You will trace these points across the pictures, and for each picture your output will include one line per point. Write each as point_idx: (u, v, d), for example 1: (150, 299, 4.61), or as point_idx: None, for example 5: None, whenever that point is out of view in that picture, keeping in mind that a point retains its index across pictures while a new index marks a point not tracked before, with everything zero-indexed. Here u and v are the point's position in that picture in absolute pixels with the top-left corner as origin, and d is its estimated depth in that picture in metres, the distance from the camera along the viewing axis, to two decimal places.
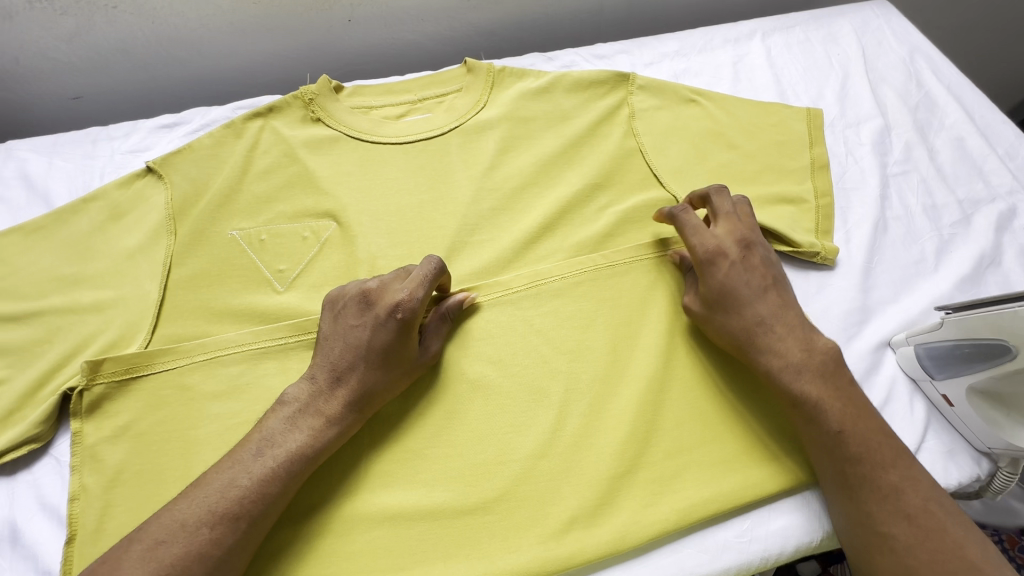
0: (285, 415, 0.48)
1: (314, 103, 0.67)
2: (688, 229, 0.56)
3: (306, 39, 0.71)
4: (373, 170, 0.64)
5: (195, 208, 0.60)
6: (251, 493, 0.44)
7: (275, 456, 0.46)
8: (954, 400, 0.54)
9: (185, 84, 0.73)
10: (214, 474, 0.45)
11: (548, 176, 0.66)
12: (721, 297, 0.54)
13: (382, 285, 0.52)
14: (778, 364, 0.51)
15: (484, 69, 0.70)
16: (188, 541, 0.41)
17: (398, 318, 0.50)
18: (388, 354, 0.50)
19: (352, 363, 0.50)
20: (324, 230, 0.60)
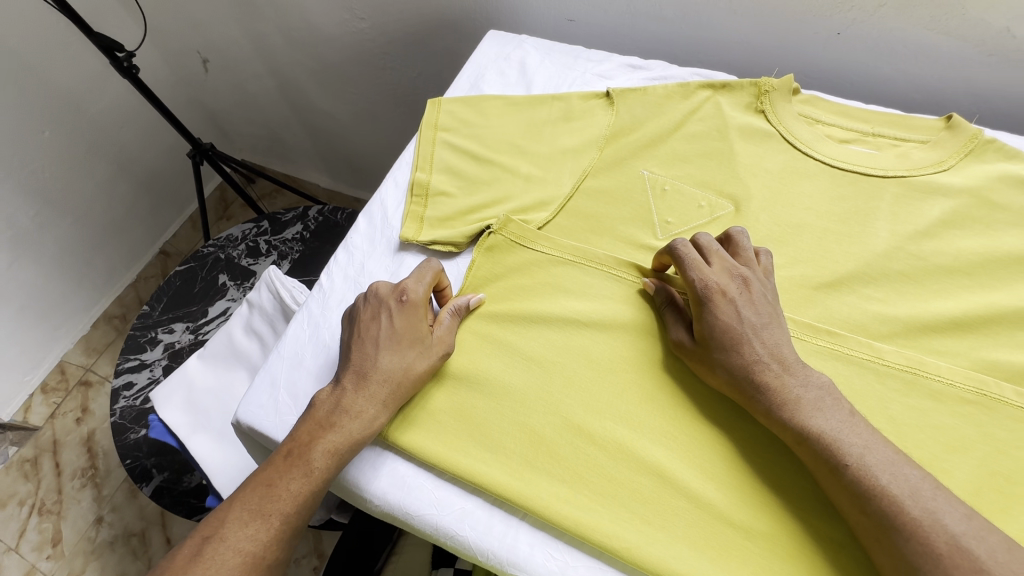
0: (309, 416, 0.53)
1: (767, 96, 0.67)
2: (685, 264, 0.53)
3: (786, 37, 0.73)
4: (792, 180, 0.63)
5: (624, 141, 0.68)
6: (299, 479, 0.51)
7: (317, 447, 0.51)
8: None
9: (652, 38, 0.81)
10: (265, 472, 0.51)
11: (986, 275, 0.56)
12: (717, 336, 0.51)
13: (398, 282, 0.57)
14: (782, 410, 0.47)
15: (970, 132, 0.60)
16: (241, 535, 0.49)
17: (405, 306, 0.55)
18: (404, 339, 0.55)
19: (367, 363, 0.54)
20: (719, 209, 0.63)
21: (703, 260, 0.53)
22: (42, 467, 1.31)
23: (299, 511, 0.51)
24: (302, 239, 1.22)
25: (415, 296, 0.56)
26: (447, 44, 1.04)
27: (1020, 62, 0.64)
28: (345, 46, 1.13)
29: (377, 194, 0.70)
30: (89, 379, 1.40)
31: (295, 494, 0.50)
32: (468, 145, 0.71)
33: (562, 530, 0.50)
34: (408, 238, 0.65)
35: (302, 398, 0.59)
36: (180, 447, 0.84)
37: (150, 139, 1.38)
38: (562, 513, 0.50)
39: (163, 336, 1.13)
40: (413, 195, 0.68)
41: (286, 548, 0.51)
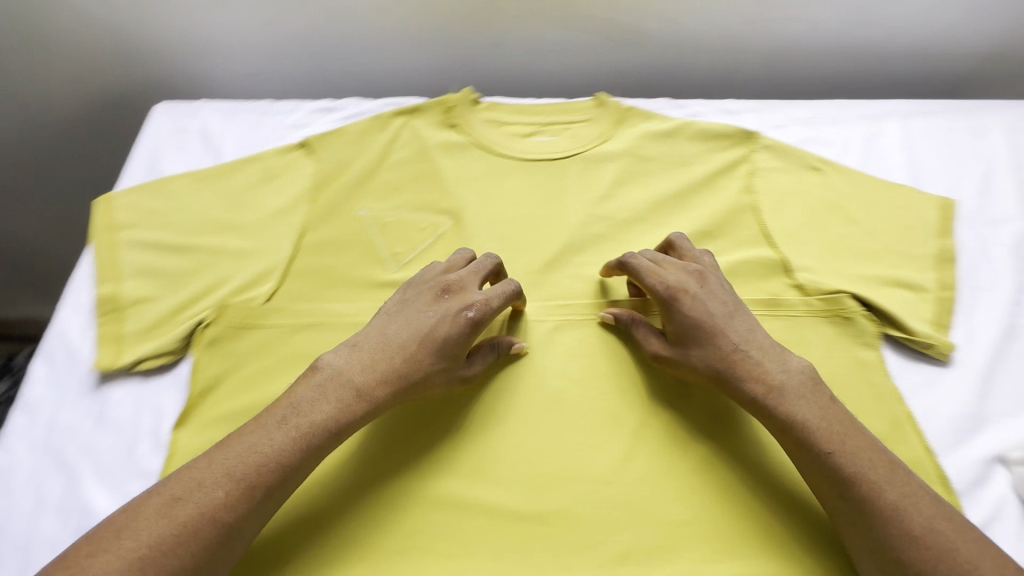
0: (315, 384, 0.49)
1: (454, 111, 0.73)
2: (446, 300, 0.54)
3: (456, 53, 0.80)
4: (495, 181, 0.68)
5: (334, 185, 0.67)
6: (282, 442, 0.46)
7: (323, 394, 0.49)
8: None
9: (341, 77, 0.82)
10: (242, 433, 0.46)
11: (659, 216, 0.67)
12: (691, 331, 0.53)
13: (463, 282, 0.56)
14: (749, 367, 0.51)
15: (614, 106, 0.74)
16: (154, 537, 0.40)
17: (467, 317, 0.53)
18: (443, 350, 0.52)
19: (393, 360, 0.51)
20: (440, 225, 0.65)
21: (656, 268, 0.57)
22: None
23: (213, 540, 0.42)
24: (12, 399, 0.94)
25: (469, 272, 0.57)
26: (131, 126, 0.91)
27: (632, 41, 0.80)
28: None
29: (52, 328, 0.58)
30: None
31: (264, 450, 0.45)
32: (158, 237, 0.62)
33: None
34: (104, 367, 0.54)
35: None
36: None
37: None
38: None
39: None
40: (101, 314, 0.57)
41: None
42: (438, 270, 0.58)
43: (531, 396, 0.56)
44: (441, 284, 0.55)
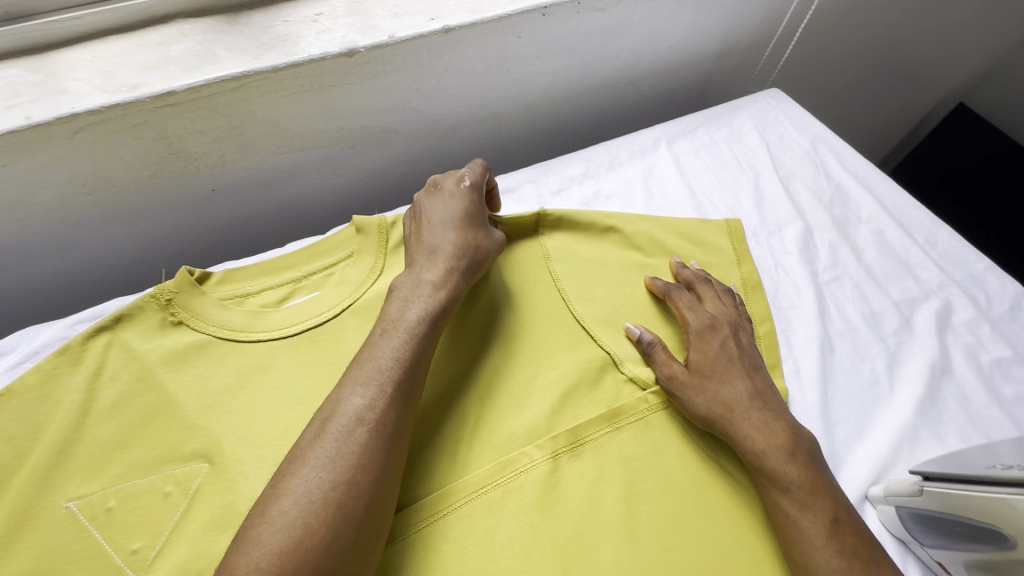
0: (365, 375, 0.45)
1: (175, 302, 0.55)
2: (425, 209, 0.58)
3: (168, 216, 0.64)
4: (254, 381, 0.53)
5: (15, 480, 0.47)
6: (327, 486, 0.39)
7: (338, 452, 0.41)
8: (951, 569, 0.46)
9: (25, 288, 0.64)
10: (297, 467, 0.40)
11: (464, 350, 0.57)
12: (709, 370, 0.54)
13: (441, 182, 0.60)
14: (746, 426, 0.50)
15: (376, 227, 0.62)
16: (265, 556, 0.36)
17: (472, 189, 0.59)
18: (473, 220, 0.57)
19: (442, 240, 0.55)
20: (193, 477, 0.48)
21: (696, 303, 0.59)
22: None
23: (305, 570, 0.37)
24: None
25: (446, 260, 0.54)
26: None
27: (377, 142, 0.70)
28: None
29: None
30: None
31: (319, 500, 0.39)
32: None
33: None
34: None
35: None
36: None
37: None
38: None
39: None
40: None
41: None
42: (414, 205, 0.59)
43: None
44: (431, 189, 0.59)
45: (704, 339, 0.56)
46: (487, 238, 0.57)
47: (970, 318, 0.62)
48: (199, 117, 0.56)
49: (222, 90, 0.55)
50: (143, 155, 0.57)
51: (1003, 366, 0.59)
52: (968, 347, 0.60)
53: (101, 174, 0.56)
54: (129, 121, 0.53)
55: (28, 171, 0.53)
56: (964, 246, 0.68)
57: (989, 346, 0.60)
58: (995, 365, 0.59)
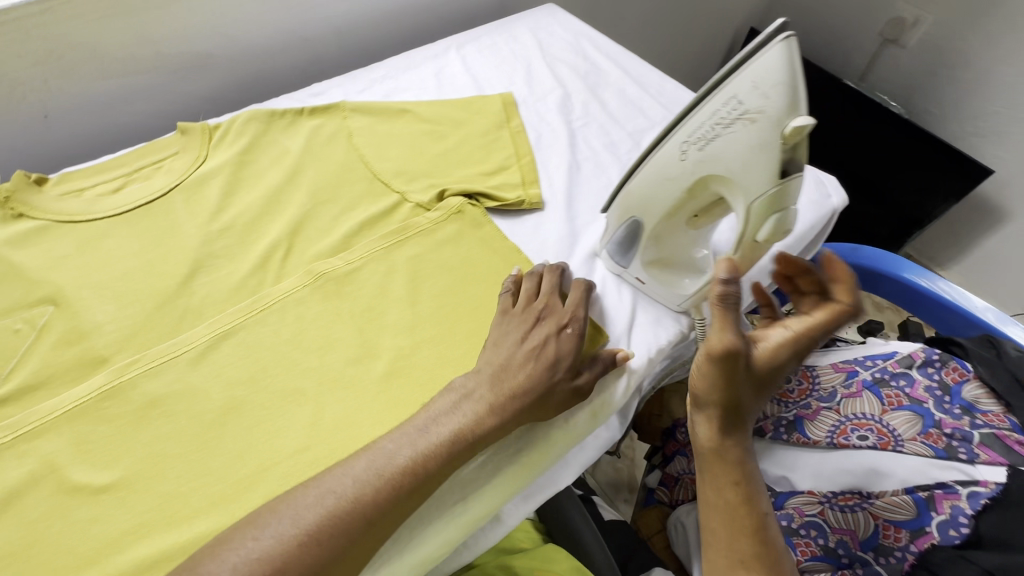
0: (422, 422, 0.51)
1: (14, 200, 0.64)
2: (496, 347, 0.57)
3: (4, 144, 0.72)
4: (93, 247, 0.63)
5: None
6: (311, 526, 0.44)
7: (354, 487, 0.46)
8: (644, 279, 0.63)
9: None
10: (278, 508, 0.45)
11: (279, 204, 0.69)
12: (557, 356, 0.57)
13: (551, 304, 0.60)
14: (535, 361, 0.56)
15: (198, 128, 0.74)
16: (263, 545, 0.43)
17: (569, 332, 0.58)
18: (558, 359, 0.57)
19: (497, 377, 0.54)
20: (40, 317, 0.58)
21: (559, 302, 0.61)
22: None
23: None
24: None
25: (544, 364, 0.56)
26: None
27: (198, 67, 0.82)
28: None
29: None
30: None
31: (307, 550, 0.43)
32: None
33: None
34: None
35: None
36: None
37: None
38: None
39: None
40: None
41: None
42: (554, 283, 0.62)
43: (203, 421, 0.52)
44: (531, 311, 0.59)
45: (791, 270, 0.59)
46: (564, 363, 0.57)
47: None
48: (13, 42, 0.65)
49: (30, 14, 0.65)
50: None
51: None
52: None
53: None
54: None
55: None
56: (683, 92, 0.89)
57: None
58: None
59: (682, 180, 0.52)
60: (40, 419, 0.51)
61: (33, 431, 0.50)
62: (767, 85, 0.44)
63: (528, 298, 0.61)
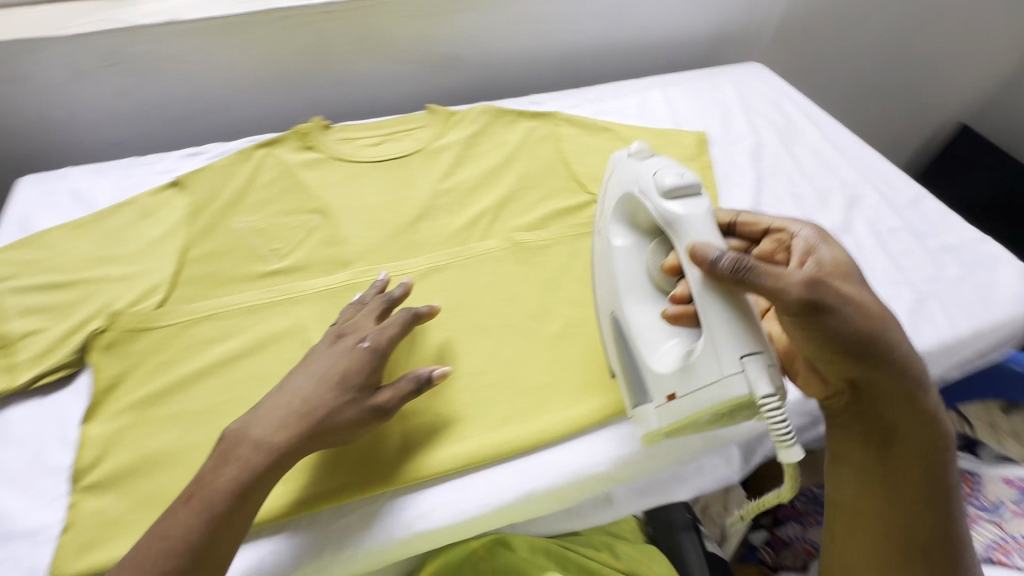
0: (245, 419, 0.52)
1: (310, 135, 0.85)
2: (296, 370, 0.55)
3: (306, 97, 0.95)
4: (353, 181, 0.81)
5: (209, 209, 0.75)
6: (193, 524, 0.46)
7: (236, 474, 0.48)
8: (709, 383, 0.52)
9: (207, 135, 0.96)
10: (204, 478, 0.49)
11: (492, 181, 0.83)
12: (341, 375, 0.54)
13: (356, 323, 0.59)
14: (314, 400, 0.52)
15: (442, 110, 0.90)
16: (180, 523, 0.46)
17: (364, 347, 0.56)
18: (343, 380, 0.54)
19: (273, 420, 0.51)
20: (312, 221, 0.75)
21: (373, 322, 0.59)
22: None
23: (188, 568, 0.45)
24: None
25: (320, 393, 0.53)
26: None
27: (450, 65, 1.00)
28: None
29: None
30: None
31: (221, 493, 0.48)
32: (42, 280, 0.67)
33: (274, 521, 0.54)
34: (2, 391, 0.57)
35: None
36: None
37: None
38: (272, 507, 0.54)
39: None
40: None
41: None
42: (357, 307, 0.61)
43: (411, 328, 0.65)
44: (331, 333, 0.58)
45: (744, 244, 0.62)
46: (349, 404, 0.53)
47: (874, 203, 0.83)
48: (342, 24, 0.88)
49: (359, 6, 0.86)
50: (303, 47, 0.88)
51: (894, 233, 0.79)
52: (869, 219, 0.80)
53: (277, 59, 0.88)
54: (303, 20, 0.85)
55: (239, 47, 0.85)
56: (883, 164, 0.89)
57: (886, 220, 0.81)
58: (888, 232, 0.79)
59: (625, 236, 0.61)
60: (303, 292, 0.67)
61: (296, 299, 0.67)
62: (641, 156, 0.62)
63: (342, 319, 0.60)
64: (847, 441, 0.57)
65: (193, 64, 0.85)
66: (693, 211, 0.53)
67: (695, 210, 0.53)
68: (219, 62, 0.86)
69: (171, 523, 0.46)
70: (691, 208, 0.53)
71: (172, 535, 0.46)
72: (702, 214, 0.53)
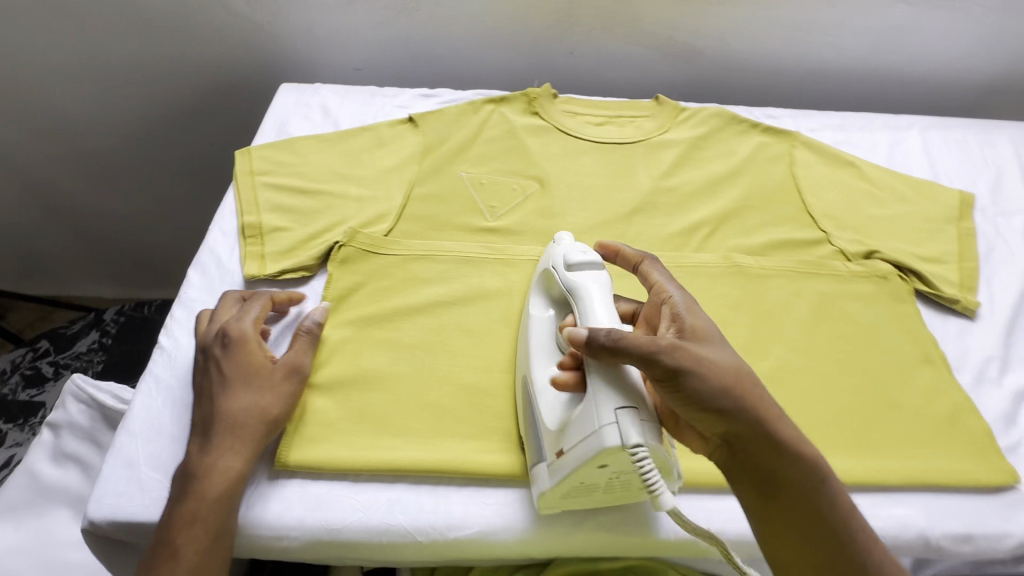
0: (202, 441, 0.48)
1: (537, 102, 0.83)
2: (201, 407, 0.50)
3: (534, 61, 0.94)
4: (573, 157, 0.79)
5: (437, 152, 0.77)
6: (207, 526, 0.45)
7: (211, 498, 0.45)
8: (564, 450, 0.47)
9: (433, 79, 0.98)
10: (196, 487, 0.45)
11: (714, 191, 0.77)
12: (235, 383, 0.50)
13: (237, 320, 0.54)
14: (223, 442, 0.47)
15: (671, 104, 0.85)
16: (192, 542, 0.44)
17: (231, 336, 0.52)
18: (254, 381, 0.51)
19: (224, 415, 0.48)
20: (529, 188, 0.75)
21: (254, 312, 0.55)
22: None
23: (213, 527, 0.45)
24: (102, 347, 1.02)
25: (255, 408, 0.49)
26: (242, 111, 1.05)
27: (686, 57, 0.94)
28: (116, 130, 1.08)
29: (205, 245, 0.67)
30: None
31: (234, 472, 0.47)
32: (288, 181, 0.72)
33: (466, 476, 0.52)
34: (253, 274, 0.63)
35: (171, 466, 0.51)
36: None
37: None
38: (467, 461, 0.52)
39: None
40: (246, 237, 0.66)
41: None
42: (235, 306, 0.57)
43: None
44: (213, 331, 0.54)
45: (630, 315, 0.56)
46: (280, 397, 0.51)
47: None
48: None
49: None
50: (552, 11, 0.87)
51: None
52: None
53: (524, 18, 0.88)
54: None
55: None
56: None
57: None
58: None
59: (541, 304, 0.58)
60: (516, 256, 0.68)
61: (508, 261, 0.67)
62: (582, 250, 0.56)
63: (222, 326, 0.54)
64: (771, 530, 0.47)
65: (448, 7, 0.87)
66: (591, 281, 0.53)
67: (592, 284, 0.53)
68: (472, 11, 0.87)
69: (187, 540, 0.44)
70: (587, 281, 0.53)
71: (191, 559, 0.43)
72: (600, 288, 0.53)
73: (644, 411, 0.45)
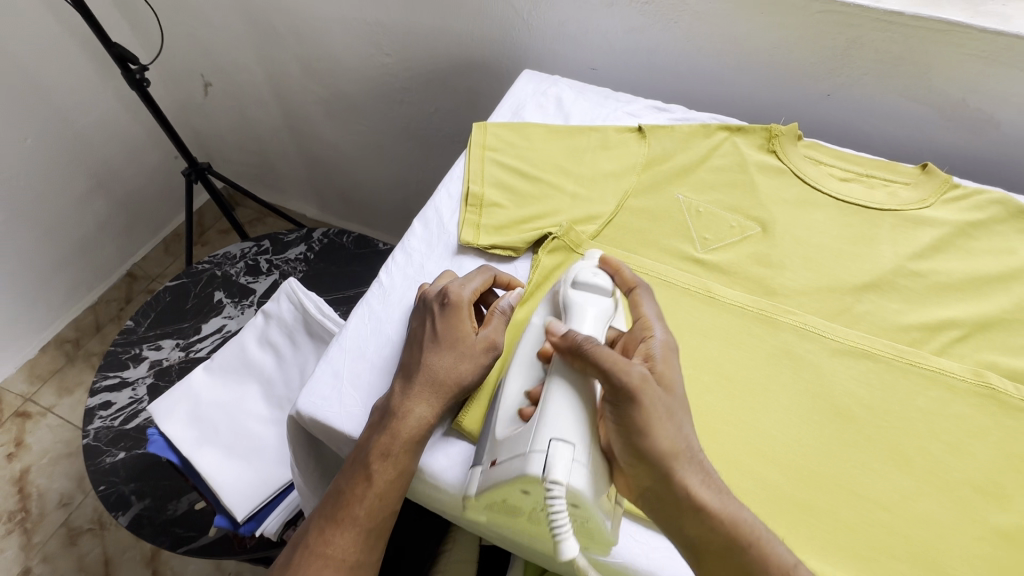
0: (405, 384, 0.52)
1: (777, 139, 0.75)
2: (408, 352, 0.54)
3: (783, 94, 0.87)
4: (804, 207, 0.71)
5: (659, 168, 0.75)
6: (396, 462, 0.49)
7: (402, 442, 0.49)
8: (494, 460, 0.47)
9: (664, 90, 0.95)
10: (391, 423, 0.49)
11: (975, 290, 0.65)
12: (444, 343, 0.53)
13: (454, 284, 0.57)
14: (420, 391, 0.51)
15: (943, 176, 0.71)
16: (384, 472, 0.48)
17: (450, 298, 0.55)
18: (459, 344, 0.53)
19: (427, 367, 0.52)
20: (748, 229, 0.70)
21: (470, 280, 0.58)
22: (23, 495, 1.33)
23: (400, 464, 0.49)
24: (305, 259, 1.18)
25: (456, 372, 0.52)
26: (471, 84, 1.13)
27: (975, 126, 0.79)
28: (364, 77, 1.22)
29: (431, 202, 0.73)
30: (27, 410, 1.44)
31: (427, 421, 0.50)
32: (512, 162, 0.75)
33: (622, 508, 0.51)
34: (468, 240, 0.67)
35: (365, 388, 0.57)
36: (179, 463, 0.80)
37: (117, 142, 1.45)
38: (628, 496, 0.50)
39: (149, 353, 1.07)
40: (467, 205, 0.71)
41: (385, 530, 0.50)
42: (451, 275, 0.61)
43: (816, 405, 0.56)
44: (434, 287, 0.58)
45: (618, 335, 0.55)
46: (475, 367, 0.53)
47: None
48: (891, 39, 0.75)
49: (925, 27, 0.73)
50: (826, 45, 0.79)
51: None
52: None
53: (791, 48, 0.81)
54: (851, 20, 0.75)
55: (764, 24, 0.80)
56: None
57: None
58: None
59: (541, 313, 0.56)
60: (722, 296, 0.63)
61: (712, 300, 0.63)
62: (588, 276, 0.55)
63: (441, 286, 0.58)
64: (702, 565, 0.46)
65: (710, 24, 0.83)
66: (590, 305, 0.53)
67: (591, 306, 0.54)
68: (736, 30, 0.82)
69: (379, 468, 0.48)
70: (587, 302, 0.54)
71: (378, 485, 0.48)
72: (597, 313, 0.53)
73: (582, 451, 0.44)
